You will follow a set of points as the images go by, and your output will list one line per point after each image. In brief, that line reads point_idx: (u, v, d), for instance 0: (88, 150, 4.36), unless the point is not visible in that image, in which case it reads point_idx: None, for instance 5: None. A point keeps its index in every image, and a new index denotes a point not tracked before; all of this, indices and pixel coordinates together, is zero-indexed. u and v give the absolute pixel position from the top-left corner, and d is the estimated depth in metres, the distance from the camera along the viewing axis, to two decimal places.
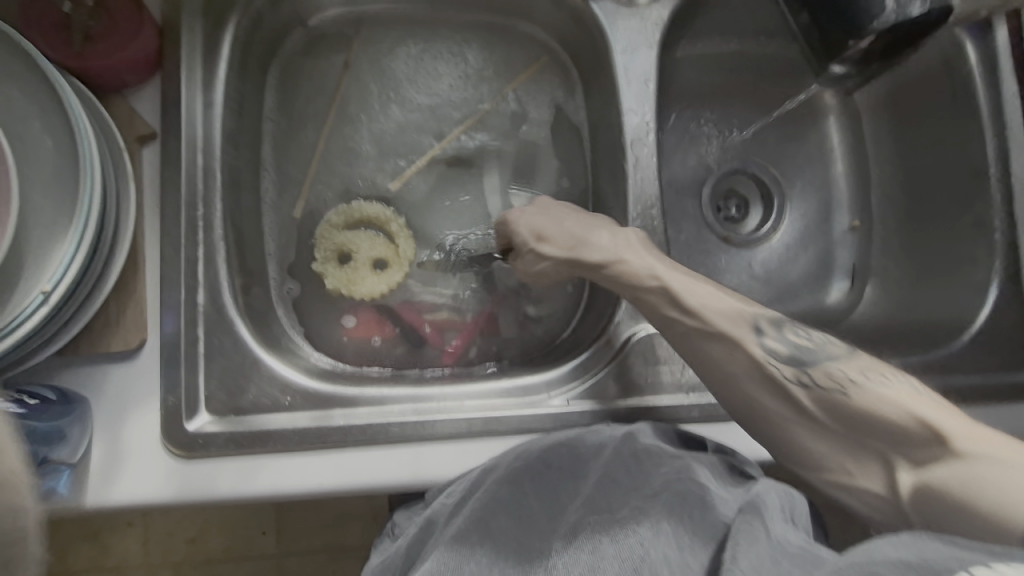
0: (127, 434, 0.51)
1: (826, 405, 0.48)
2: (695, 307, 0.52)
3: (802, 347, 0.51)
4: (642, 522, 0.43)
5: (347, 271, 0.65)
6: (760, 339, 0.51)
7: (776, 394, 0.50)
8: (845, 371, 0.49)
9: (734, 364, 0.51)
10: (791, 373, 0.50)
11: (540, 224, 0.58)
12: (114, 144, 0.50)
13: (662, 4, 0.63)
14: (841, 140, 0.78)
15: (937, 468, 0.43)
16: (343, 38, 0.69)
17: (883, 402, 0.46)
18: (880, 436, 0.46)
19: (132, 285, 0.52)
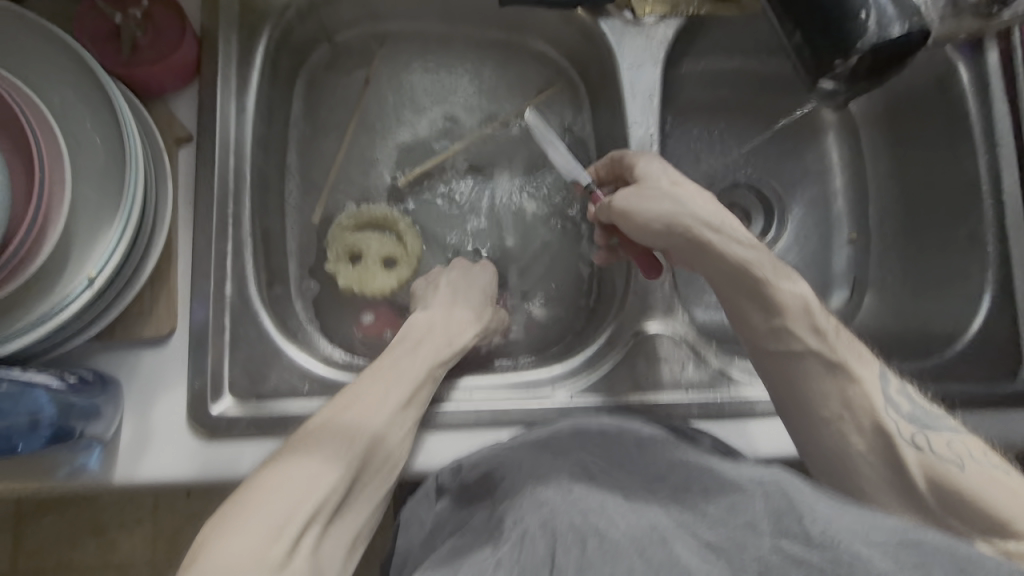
0: (155, 414, 0.55)
1: (932, 478, 0.46)
2: (824, 326, 0.52)
3: (927, 411, 0.49)
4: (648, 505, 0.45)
5: (359, 270, 0.67)
6: (884, 387, 0.50)
7: (877, 441, 0.49)
8: (963, 446, 0.47)
9: (845, 405, 0.50)
10: (907, 431, 0.48)
11: (673, 177, 0.57)
12: (155, 144, 0.54)
13: (668, 23, 0.66)
14: (840, 155, 0.81)
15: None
16: (365, 51, 0.73)
17: (996, 488, 0.44)
18: (964, 517, 0.44)
19: (165, 276, 0.56)
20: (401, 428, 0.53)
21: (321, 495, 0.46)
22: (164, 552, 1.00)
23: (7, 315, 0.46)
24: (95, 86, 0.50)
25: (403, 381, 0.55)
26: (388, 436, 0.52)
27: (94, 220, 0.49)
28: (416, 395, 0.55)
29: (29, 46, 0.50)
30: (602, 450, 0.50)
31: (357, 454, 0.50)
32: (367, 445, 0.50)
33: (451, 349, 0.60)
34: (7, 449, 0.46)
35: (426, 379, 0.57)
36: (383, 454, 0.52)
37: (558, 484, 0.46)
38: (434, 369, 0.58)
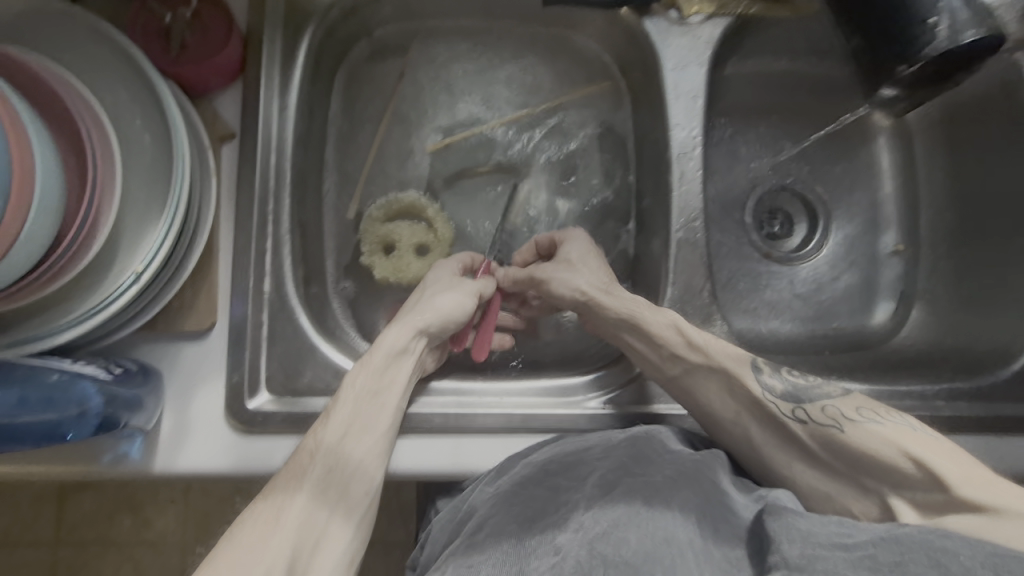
0: (195, 406, 0.56)
1: (826, 442, 0.50)
2: (702, 342, 0.56)
3: (801, 387, 0.54)
4: (670, 504, 0.47)
5: (394, 260, 0.68)
6: (758, 376, 0.54)
7: (771, 426, 0.53)
8: (840, 408, 0.52)
9: (736, 404, 0.55)
10: (787, 408, 0.53)
11: (584, 254, 0.64)
12: (200, 142, 0.55)
13: (715, 23, 0.65)
14: (891, 162, 0.78)
15: (948, 516, 0.43)
16: (406, 49, 0.73)
17: (877, 440, 0.48)
18: (876, 475, 0.48)
19: (207, 271, 0.57)
20: (353, 444, 0.51)
21: (293, 518, 0.47)
22: (194, 533, 1.03)
23: (58, 307, 0.48)
24: (146, 85, 0.51)
25: (338, 408, 0.52)
26: (337, 455, 0.50)
27: (143, 216, 0.50)
28: (356, 417, 0.52)
29: (85, 44, 0.51)
30: (626, 453, 0.51)
31: (315, 478, 0.49)
32: (319, 472, 0.49)
33: (379, 360, 0.55)
34: (58, 437, 0.47)
35: (359, 398, 0.53)
36: (347, 469, 0.51)
37: (589, 508, 0.48)
38: (372, 384, 0.54)
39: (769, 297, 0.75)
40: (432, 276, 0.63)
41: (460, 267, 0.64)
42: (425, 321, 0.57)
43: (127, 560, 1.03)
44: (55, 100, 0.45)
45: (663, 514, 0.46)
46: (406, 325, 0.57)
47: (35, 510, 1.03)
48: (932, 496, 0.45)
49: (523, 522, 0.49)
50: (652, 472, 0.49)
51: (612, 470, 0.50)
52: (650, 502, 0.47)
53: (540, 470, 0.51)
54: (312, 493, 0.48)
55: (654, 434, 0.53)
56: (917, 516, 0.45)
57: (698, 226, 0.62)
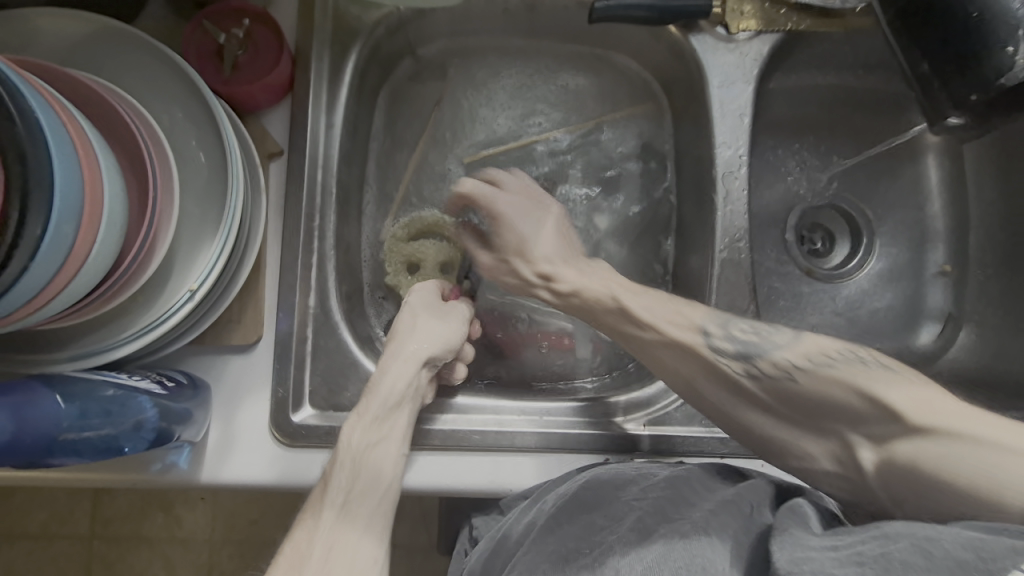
0: (239, 418, 0.56)
1: (777, 393, 0.49)
2: (649, 318, 0.53)
3: (752, 341, 0.52)
4: (707, 532, 0.44)
5: (420, 279, 0.68)
6: (708, 341, 0.52)
7: (726, 387, 0.51)
8: (789, 356, 0.49)
9: (690, 370, 0.53)
10: (737, 367, 0.51)
11: (525, 214, 0.60)
12: (252, 159, 0.56)
13: (762, 40, 0.64)
14: (939, 180, 0.75)
15: (901, 444, 0.41)
16: (447, 64, 0.73)
17: (830, 382, 0.46)
18: (836, 416, 0.46)
19: (254, 287, 0.58)
20: (365, 489, 0.51)
21: (321, 558, 0.47)
22: (224, 531, 1.06)
23: (116, 323, 0.49)
24: (202, 105, 0.52)
25: (337, 469, 0.50)
26: (348, 505, 0.50)
27: (199, 234, 0.51)
28: (360, 467, 0.51)
29: (143, 65, 0.52)
30: (664, 495, 0.49)
31: (329, 523, 0.49)
32: (333, 517, 0.49)
33: (393, 390, 0.53)
34: (115, 450, 0.49)
35: (360, 448, 0.51)
36: (368, 505, 0.51)
37: (623, 552, 0.45)
38: (370, 434, 0.52)
39: (810, 316, 0.73)
40: (415, 301, 0.59)
41: (441, 293, 0.62)
42: (427, 352, 0.55)
43: (158, 556, 1.05)
44: (119, 119, 0.45)
45: (697, 542, 0.44)
46: (403, 369, 0.54)
47: (71, 505, 1.05)
48: (890, 430, 0.42)
49: (554, 561, 0.48)
50: (690, 510, 0.47)
51: (650, 513, 0.48)
52: (683, 534, 0.45)
53: (573, 501, 0.51)
54: (337, 511, 0.49)
55: (695, 473, 0.52)
56: (876, 450, 0.43)
57: (742, 246, 0.62)
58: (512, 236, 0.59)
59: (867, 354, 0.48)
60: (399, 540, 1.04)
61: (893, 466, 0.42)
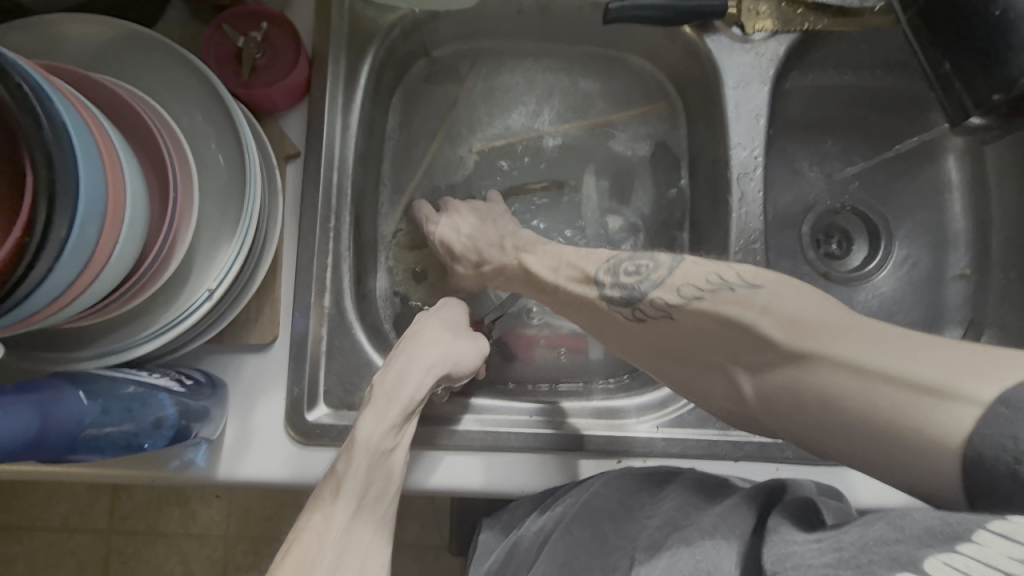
0: (256, 416, 0.57)
1: (660, 331, 0.52)
2: (554, 280, 0.58)
3: (635, 284, 0.52)
4: (712, 535, 0.43)
5: (426, 284, 0.71)
6: (600, 291, 0.54)
7: (626, 332, 0.54)
8: (664, 294, 0.51)
9: (592, 319, 0.56)
10: (625, 313, 0.52)
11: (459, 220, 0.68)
12: (269, 161, 0.57)
13: (778, 40, 0.63)
14: (960, 180, 0.74)
15: (782, 376, 0.43)
16: (461, 66, 0.73)
17: (704, 319, 0.48)
18: (718, 350, 0.48)
19: (271, 287, 0.58)
20: (375, 492, 0.49)
21: (334, 564, 0.45)
22: (239, 527, 1.07)
23: (136, 322, 0.50)
24: (221, 108, 0.53)
25: (353, 470, 0.48)
26: (360, 507, 0.48)
27: (218, 235, 0.52)
28: (373, 470, 0.49)
29: (165, 69, 0.53)
30: (676, 504, 0.48)
31: (342, 525, 0.46)
32: (347, 519, 0.47)
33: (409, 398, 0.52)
34: (136, 447, 0.50)
35: (374, 449, 0.49)
36: (381, 501, 0.50)
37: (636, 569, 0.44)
38: (386, 438, 0.50)
39: None
40: (427, 318, 0.60)
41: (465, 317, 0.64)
42: (444, 368, 0.55)
43: (174, 551, 1.07)
44: (141, 123, 0.46)
45: (701, 544, 0.42)
46: (422, 379, 0.53)
47: (90, 499, 1.07)
48: (763, 360, 0.45)
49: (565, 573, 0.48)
50: (699, 516, 0.46)
51: (660, 528, 0.47)
52: (688, 541, 0.43)
53: (586, 511, 0.51)
54: (355, 505, 0.48)
55: (707, 478, 0.52)
56: (753, 379, 0.46)
57: (758, 248, 0.61)
58: (442, 232, 0.67)
59: (733, 275, 0.48)
60: (411, 538, 1.05)
61: (769, 393, 0.45)
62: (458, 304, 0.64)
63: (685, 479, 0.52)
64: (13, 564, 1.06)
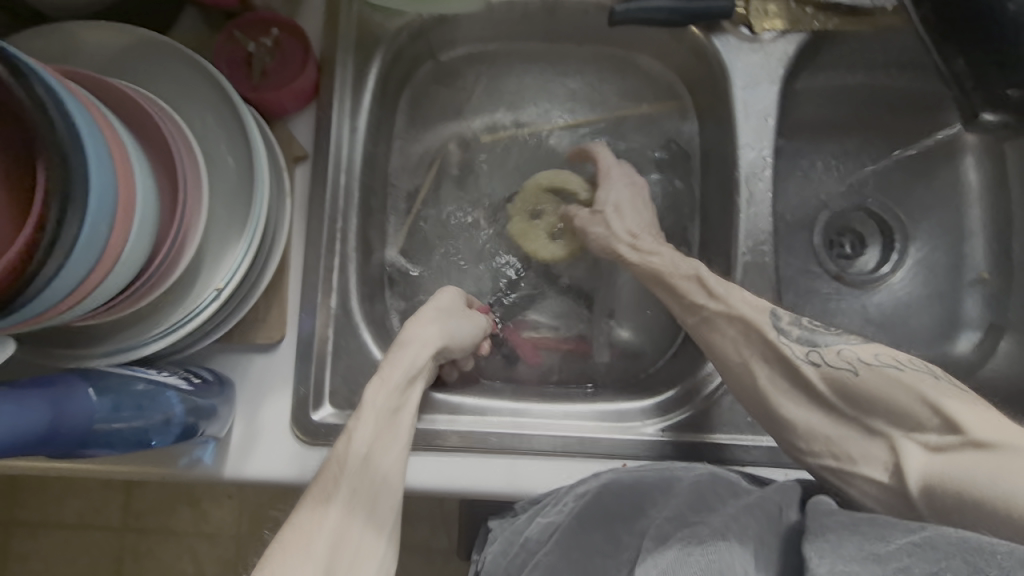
0: (261, 416, 0.58)
1: (834, 382, 0.50)
2: (721, 291, 0.57)
3: (815, 331, 0.53)
4: (726, 535, 0.43)
5: (528, 225, 0.71)
6: (775, 321, 0.54)
7: (786, 371, 0.52)
8: (856, 352, 0.50)
9: (747, 346, 0.54)
10: (802, 351, 0.52)
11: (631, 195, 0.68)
12: (278, 163, 0.57)
13: (788, 39, 0.63)
14: (979, 181, 0.72)
15: (955, 454, 0.42)
16: (469, 70, 0.74)
17: (890, 382, 0.47)
18: (887, 416, 0.47)
19: (277, 287, 0.59)
20: (381, 454, 0.51)
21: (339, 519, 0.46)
22: (249, 527, 1.08)
23: (147, 321, 0.51)
24: (230, 110, 0.54)
25: (359, 429, 0.51)
26: (367, 465, 0.50)
27: (226, 235, 0.53)
28: (378, 431, 0.52)
29: (177, 73, 0.55)
30: (687, 501, 0.48)
31: (349, 482, 0.48)
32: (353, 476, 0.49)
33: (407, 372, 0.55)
34: (144, 443, 0.51)
35: (380, 412, 0.53)
36: (378, 499, 0.50)
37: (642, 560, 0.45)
38: (389, 400, 0.53)
39: (840, 322, 0.71)
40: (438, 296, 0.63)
41: (463, 302, 0.66)
42: (443, 341, 0.59)
43: (186, 549, 1.08)
44: (154, 126, 0.47)
45: (714, 545, 0.43)
46: (423, 348, 0.57)
47: (104, 497, 1.09)
48: (946, 440, 0.43)
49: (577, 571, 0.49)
50: (711, 515, 0.47)
51: (669, 520, 0.47)
52: (699, 538, 0.44)
53: (598, 509, 0.50)
54: (347, 501, 0.48)
55: (719, 477, 0.51)
56: (924, 455, 0.44)
57: (767, 249, 0.60)
58: (612, 198, 0.67)
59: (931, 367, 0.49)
60: (418, 541, 1.05)
61: (940, 478, 0.42)
62: (454, 287, 0.66)
63: (692, 479, 0.51)
64: (30, 559, 1.08)
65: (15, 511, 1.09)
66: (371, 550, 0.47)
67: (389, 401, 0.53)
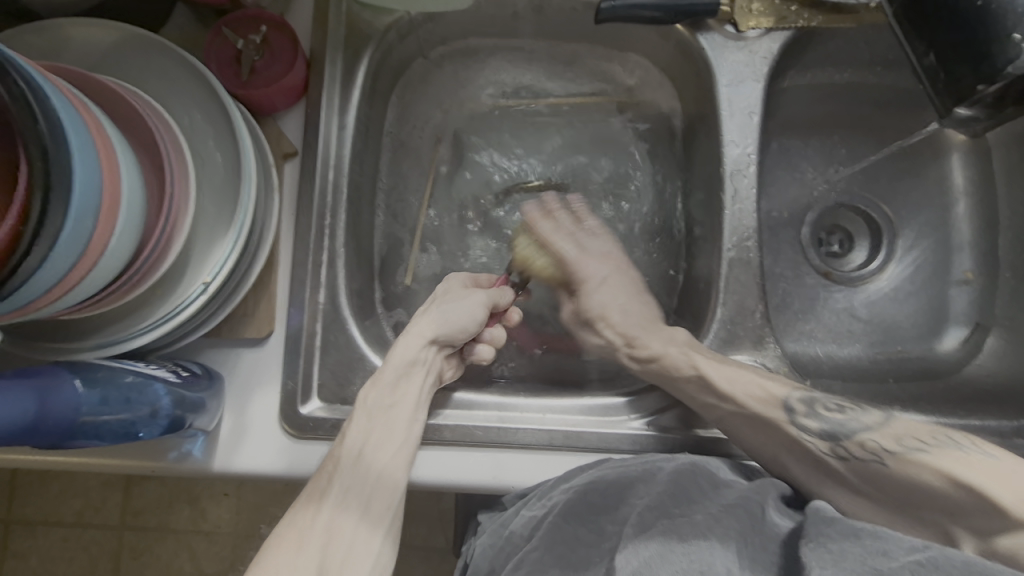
0: (251, 410, 0.58)
1: (864, 474, 0.50)
2: (730, 392, 0.55)
3: (839, 421, 0.53)
4: (708, 536, 0.45)
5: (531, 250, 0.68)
6: (794, 419, 0.53)
7: (812, 464, 0.53)
8: (879, 439, 0.50)
9: (770, 428, 0.54)
10: (826, 447, 0.52)
11: (612, 277, 0.66)
12: (266, 158, 0.58)
13: (772, 37, 0.63)
14: (966, 178, 0.72)
15: (1007, 539, 0.42)
16: (458, 68, 0.75)
17: (925, 471, 0.47)
18: (931, 506, 0.46)
19: (267, 282, 0.60)
20: (376, 454, 0.52)
21: (329, 520, 0.50)
22: (246, 524, 1.09)
23: (135, 315, 0.52)
24: (218, 106, 0.54)
25: (353, 429, 0.53)
26: (360, 465, 0.52)
27: (214, 229, 0.53)
28: (370, 435, 0.53)
29: (165, 69, 0.55)
30: (669, 491, 0.49)
31: (342, 484, 0.51)
32: (344, 478, 0.51)
33: (410, 360, 0.56)
34: (132, 435, 0.51)
35: (375, 412, 0.54)
36: (372, 495, 0.52)
37: (625, 547, 0.47)
38: (385, 399, 0.54)
39: (828, 319, 0.71)
40: (443, 287, 0.62)
41: (466, 284, 0.63)
42: (434, 333, 0.57)
43: (183, 547, 1.09)
44: (140, 120, 0.48)
45: (696, 546, 0.45)
46: (419, 338, 0.57)
47: (102, 495, 1.10)
48: (993, 525, 0.43)
49: (563, 565, 0.51)
50: (693, 512, 0.48)
51: (651, 508, 0.49)
52: (682, 537, 0.46)
53: (583, 503, 0.51)
54: (339, 498, 0.51)
55: (701, 466, 0.51)
56: (979, 542, 0.44)
57: (752, 246, 0.61)
58: (597, 303, 0.65)
59: (965, 441, 0.48)
60: (416, 540, 1.05)
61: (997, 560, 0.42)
62: (457, 274, 0.64)
63: (672, 467, 0.50)
64: (29, 558, 1.09)
65: (14, 510, 1.09)
66: (354, 550, 0.51)
67: (382, 394, 0.54)
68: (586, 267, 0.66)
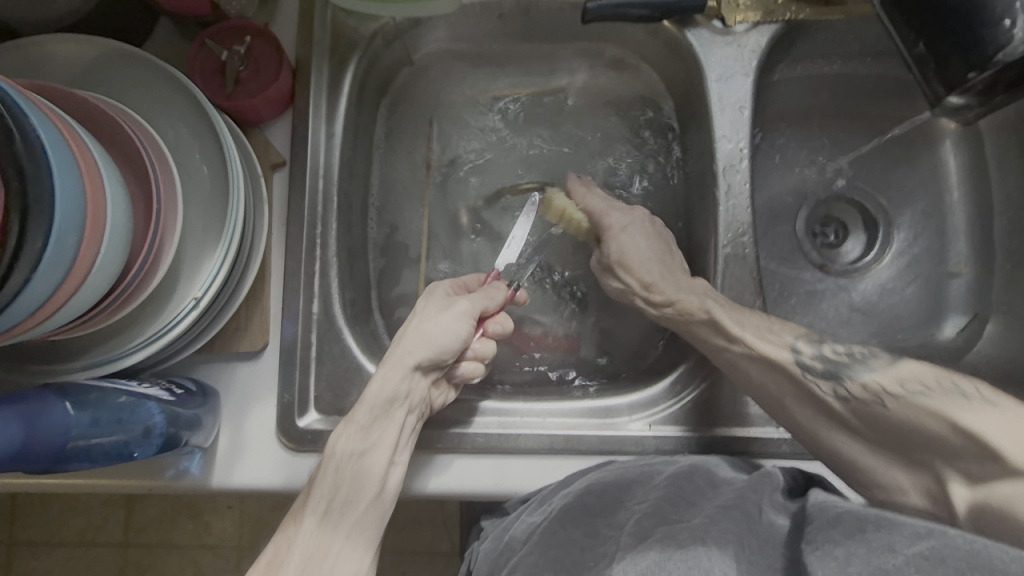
0: (247, 425, 0.57)
1: (863, 415, 0.49)
2: (741, 334, 0.54)
3: (843, 362, 0.52)
4: (705, 542, 0.44)
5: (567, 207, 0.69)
6: (796, 356, 0.53)
7: (812, 404, 0.52)
8: (880, 381, 0.48)
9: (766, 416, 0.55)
10: (826, 388, 0.51)
11: (631, 227, 0.65)
12: (254, 170, 0.57)
13: (761, 30, 0.63)
14: (958, 165, 0.72)
15: (998, 485, 0.39)
16: (446, 72, 0.74)
17: (921, 411, 0.45)
18: (925, 450, 0.44)
19: (260, 295, 0.59)
20: (355, 488, 0.50)
21: (300, 563, 0.47)
22: (250, 537, 1.08)
23: (127, 333, 0.51)
24: (204, 120, 0.54)
25: (322, 476, 0.50)
26: (343, 484, 0.50)
27: (204, 245, 0.53)
28: (351, 456, 0.51)
29: (148, 84, 0.55)
30: (663, 495, 0.49)
31: (317, 509, 0.49)
32: (315, 523, 0.49)
33: (387, 396, 0.52)
34: (126, 455, 0.51)
35: (349, 455, 0.51)
36: (354, 511, 0.50)
37: (622, 558, 0.46)
38: (361, 436, 0.51)
39: (825, 310, 0.71)
40: (424, 301, 0.58)
41: (450, 292, 0.60)
42: (416, 359, 0.53)
43: (188, 562, 1.08)
44: (124, 136, 0.47)
45: (694, 551, 0.43)
46: (392, 370, 0.52)
47: (104, 514, 1.08)
48: (985, 472, 0.40)
49: (557, 569, 0.48)
50: (690, 515, 0.47)
51: (648, 516, 0.48)
52: (679, 540, 0.45)
53: (578, 507, 0.50)
54: (317, 516, 0.49)
55: (701, 466, 0.51)
56: (969, 491, 0.41)
57: (747, 241, 0.61)
58: (614, 248, 0.64)
59: (971, 386, 0.45)
60: (424, 546, 1.04)
61: (985, 511, 0.40)
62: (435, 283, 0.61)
63: (670, 471, 0.51)
64: None
65: (16, 531, 1.08)
66: (331, 560, 0.48)
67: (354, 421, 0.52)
68: (605, 215, 0.66)
